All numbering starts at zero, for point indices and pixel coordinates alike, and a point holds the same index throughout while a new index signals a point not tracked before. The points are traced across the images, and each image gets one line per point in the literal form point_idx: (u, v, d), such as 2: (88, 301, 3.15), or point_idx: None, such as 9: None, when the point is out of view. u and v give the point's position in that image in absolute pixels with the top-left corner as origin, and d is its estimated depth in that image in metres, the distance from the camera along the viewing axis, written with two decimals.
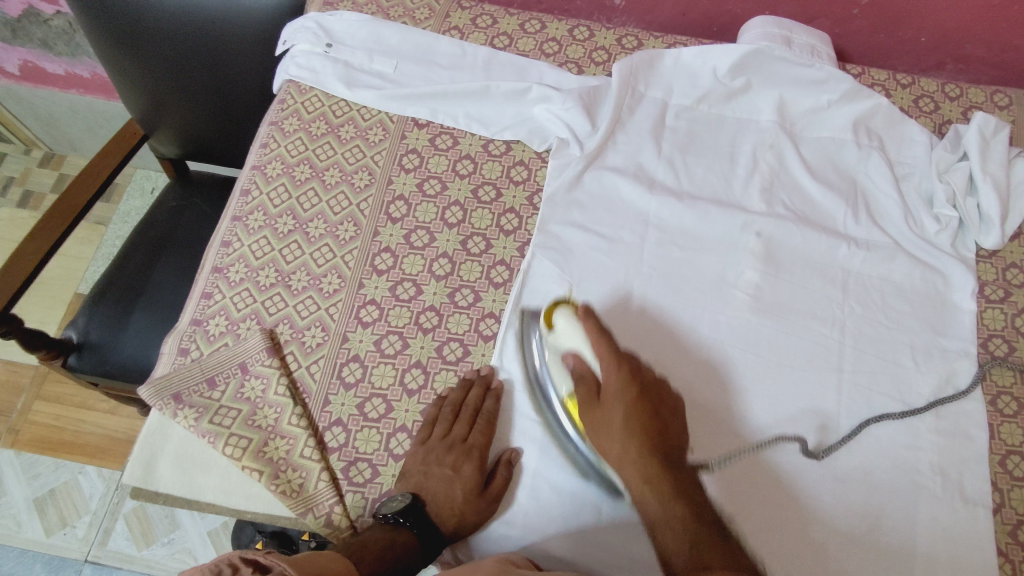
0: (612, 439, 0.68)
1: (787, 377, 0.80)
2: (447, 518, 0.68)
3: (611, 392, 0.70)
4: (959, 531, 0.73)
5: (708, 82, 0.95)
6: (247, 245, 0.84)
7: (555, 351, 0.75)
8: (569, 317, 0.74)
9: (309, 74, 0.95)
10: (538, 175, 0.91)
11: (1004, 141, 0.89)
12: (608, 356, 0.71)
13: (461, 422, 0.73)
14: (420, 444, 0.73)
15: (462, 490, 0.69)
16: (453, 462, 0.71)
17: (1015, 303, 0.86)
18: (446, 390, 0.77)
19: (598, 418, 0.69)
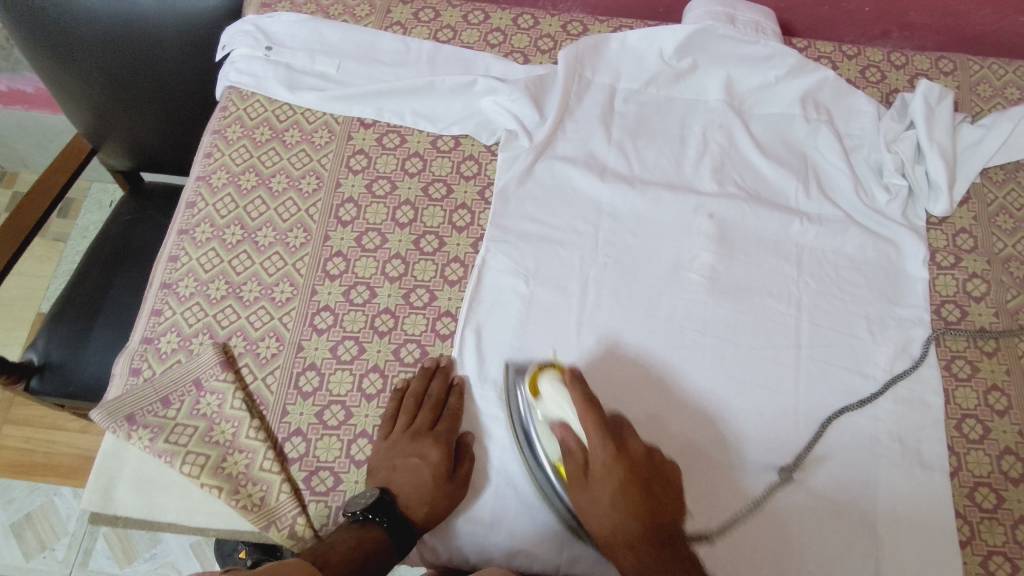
0: (599, 515, 0.66)
1: (749, 359, 0.80)
2: (417, 507, 0.68)
3: (598, 498, 0.66)
4: (918, 497, 0.75)
5: (655, 64, 0.94)
6: (195, 258, 0.83)
7: (543, 418, 0.71)
8: (556, 385, 0.69)
9: (250, 79, 0.93)
10: (489, 169, 0.90)
11: (949, 107, 0.90)
12: (598, 430, 0.66)
13: (425, 411, 0.73)
14: (383, 440, 0.73)
15: (429, 476, 0.69)
16: (419, 451, 0.71)
17: (967, 268, 0.86)
18: (405, 382, 0.77)
19: (587, 497, 0.67)
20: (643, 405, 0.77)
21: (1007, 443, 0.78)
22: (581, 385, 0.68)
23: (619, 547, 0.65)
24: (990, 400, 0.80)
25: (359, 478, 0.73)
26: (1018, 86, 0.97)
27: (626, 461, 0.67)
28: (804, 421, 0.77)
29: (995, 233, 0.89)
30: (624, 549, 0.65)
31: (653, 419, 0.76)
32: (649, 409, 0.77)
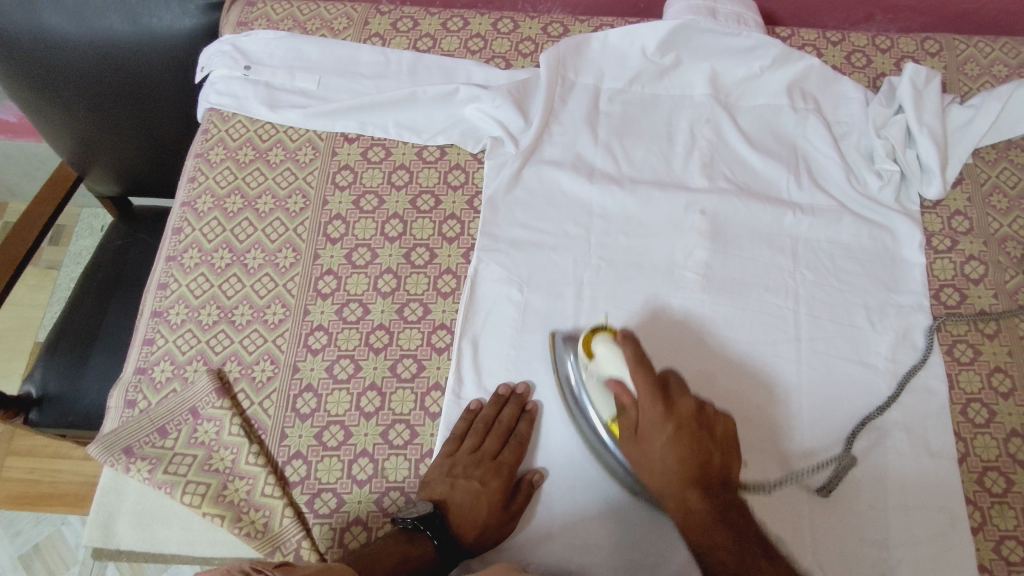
0: (654, 463, 0.68)
1: (759, 314, 0.81)
2: (469, 531, 0.69)
3: (650, 442, 0.68)
4: (927, 486, 0.74)
5: (638, 62, 0.94)
6: (185, 284, 0.82)
7: (596, 378, 0.72)
8: (610, 345, 0.70)
9: (231, 100, 0.92)
10: (476, 177, 0.89)
11: (937, 89, 0.89)
12: (651, 393, 0.68)
13: (494, 437, 0.73)
14: (447, 456, 0.72)
15: (487, 506, 0.69)
16: (482, 476, 0.71)
17: (964, 250, 0.86)
18: (476, 403, 0.76)
19: (642, 453, 0.68)
20: (687, 359, 0.79)
21: (1014, 425, 0.77)
22: (634, 345, 0.69)
23: (672, 507, 0.67)
24: (994, 383, 0.79)
25: (362, 498, 0.72)
26: (1006, 63, 0.96)
27: (678, 420, 0.67)
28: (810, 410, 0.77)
29: (990, 213, 0.88)
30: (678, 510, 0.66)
31: (696, 374, 0.78)
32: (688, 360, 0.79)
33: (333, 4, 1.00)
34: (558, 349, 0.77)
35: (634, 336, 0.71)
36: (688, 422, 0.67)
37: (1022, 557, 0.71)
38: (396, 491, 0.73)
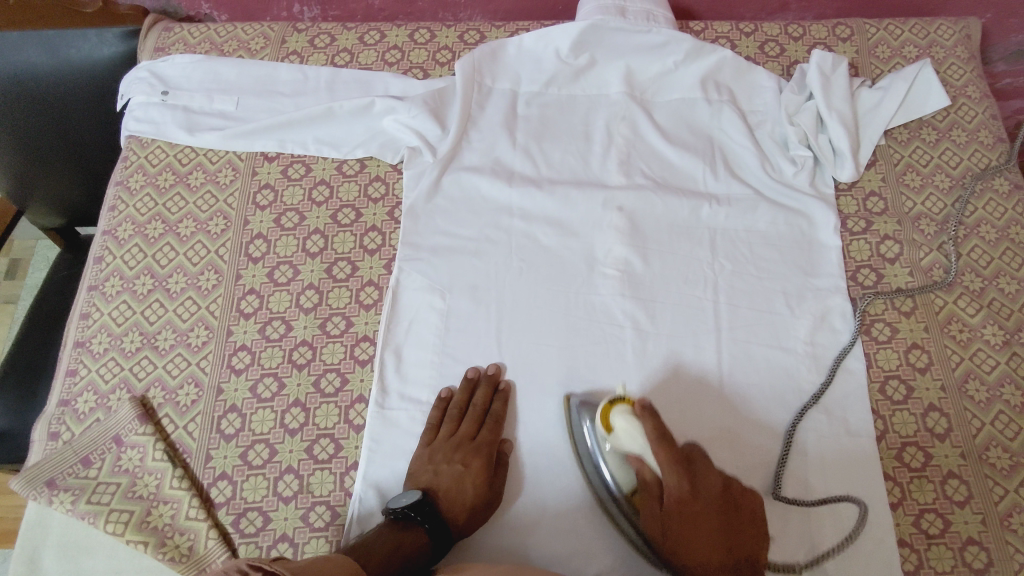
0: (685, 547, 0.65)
1: (682, 237, 0.86)
2: (459, 511, 0.70)
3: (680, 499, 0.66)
4: (849, 461, 0.75)
5: (553, 64, 0.94)
6: (107, 313, 0.82)
7: (615, 452, 0.71)
8: (630, 419, 0.68)
9: (149, 126, 0.92)
10: (396, 188, 0.89)
11: (844, 74, 0.91)
12: (673, 461, 0.66)
13: (469, 420, 0.75)
14: (426, 445, 0.74)
15: (473, 485, 0.71)
16: (463, 459, 0.72)
17: (878, 230, 0.87)
18: (447, 390, 0.77)
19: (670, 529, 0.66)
20: (705, 418, 0.77)
21: (931, 400, 0.78)
22: (654, 419, 0.67)
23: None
24: (911, 359, 0.80)
25: (288, 514, 0.72)
26: (915, 44, 0.98)
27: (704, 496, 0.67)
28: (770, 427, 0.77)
29: (903, 192, 0.89)
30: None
31: (708, 432, 0.76)
32: (695, 416, 0.77)
33: (250, 24, 1.00)
34: (572, 415, 0.75)
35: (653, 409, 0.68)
36: (715, 501, 0.67)
37: (940, 528, 0.72)
38: (321, 506, 0.73)
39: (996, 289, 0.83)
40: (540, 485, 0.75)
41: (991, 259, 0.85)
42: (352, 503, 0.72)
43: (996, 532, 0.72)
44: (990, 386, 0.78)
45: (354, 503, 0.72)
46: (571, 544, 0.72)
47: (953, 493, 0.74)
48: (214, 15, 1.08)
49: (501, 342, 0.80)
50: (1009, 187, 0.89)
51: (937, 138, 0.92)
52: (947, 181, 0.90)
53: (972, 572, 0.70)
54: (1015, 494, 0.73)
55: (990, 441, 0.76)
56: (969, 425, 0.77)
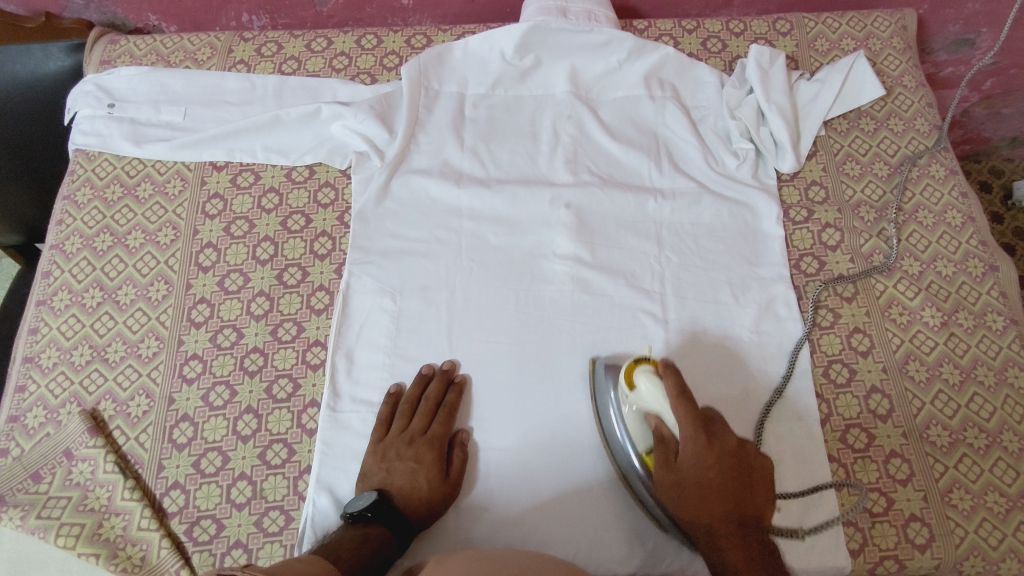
0: (687, 500, 0.65)
1: (626, 228, 0.87)
2: (417, 506, 0.70)
3: (688, 461, 0.65)
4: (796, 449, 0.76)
5: (498, 66, 0.96)
6: (55, 327, 0.82)
7: (632, 407, 0.70)
8: (652, 378, 0.67)
9: (96, 139, 0.92)
10: (346, 193, 0.90)
11: (781, 67, 0.93)
12: (691, 420, 0.65)
13: (421, 414, 0.75)
14: (379, 442, 0.74)
15: (426, 479, 0.72)
16: (415, 454, 0.73)
17: (820, 219, 0.89)
18: (395, 387, 0.78)
19: (674, 481, 0.66)
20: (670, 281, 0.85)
21: (873, 382, 0.80)
22: (675, 378, 0.66)
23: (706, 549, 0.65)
24: (854, 343, 0.82)
25: (241, 521, 0.72)
26: (853, 36, 1.01)
27: (717, 451, 0.65)
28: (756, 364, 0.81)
29: (844, 181, 0.91)
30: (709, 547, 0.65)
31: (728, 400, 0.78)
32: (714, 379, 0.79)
33: (196, 34, 1.01)
34: (597, 376, 0.76)
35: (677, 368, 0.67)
36: (727, 457, 0.66)
37: (884, 506, 0.74)
38: (275, 511, 0.73)
39: (933, 272, 0.86)
40: (491, 481, 0.75)
41: (929, 243, 0.87)
42: (305, 507, 0.72)
43: (937, 507, 0.74)
44: (930, 366, 0.80)
45: (309, 506, 0.72)
46: (518, 537, 0.73)
47: (895, 472, 0.75)
48: (163, 26, 1.08)
49: (452, 342, 0.81)
50: (945, 172, 0.91)
51: (875, 127, 0.94)
52: (885, 169, 0.92)
53: (915, 547, 0.72)
54: (955, 471, 0.75)
55: (931, 419, 0.78)
56: (910, 404, 0.79)
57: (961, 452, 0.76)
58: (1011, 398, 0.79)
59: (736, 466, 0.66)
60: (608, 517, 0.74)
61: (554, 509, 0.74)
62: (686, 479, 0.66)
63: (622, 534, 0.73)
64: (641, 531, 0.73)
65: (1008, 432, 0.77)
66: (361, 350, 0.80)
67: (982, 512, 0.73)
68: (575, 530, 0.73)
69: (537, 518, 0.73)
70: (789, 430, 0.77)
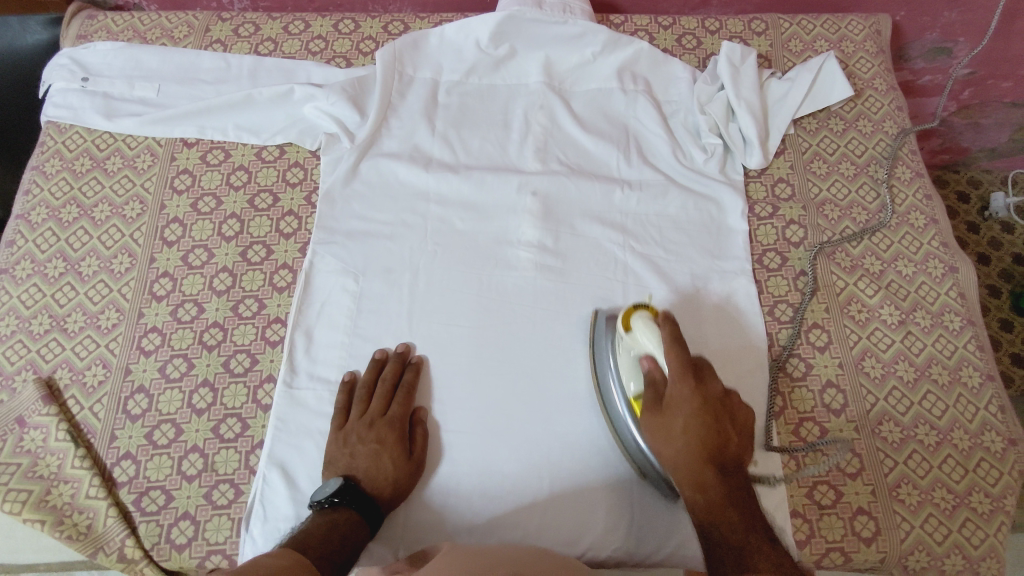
0: (669, 444, 0.65)
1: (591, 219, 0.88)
2: (384, 488, 0.70)
3: (674, 402, 0.66)
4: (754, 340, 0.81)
5: (472, 54, 0.96)
6: (16, 296, 0.82)
7: (629, 352, 0.72)
8: (647, 324, 0.70)
9: (67, 112, 0.92)
10: (315, 173, 0.90)
11: (752, 64, 0.94)
12: (681, 368, 0.66)
13: (378, 398, 0.75)
14: (339, 430, 0.74)
15: (390, 460, 0.71)
16: (377, 437, 0.73)
17: (784, 215, 0.90)
18: (349, 375, 0.78)
19: (659, 423, 0.67)
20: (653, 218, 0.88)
21: (829, 377, 0.80)
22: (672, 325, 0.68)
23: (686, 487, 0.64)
24: (812, 338, 0.83)
25: (191, 493, 0.73)
26: (827, 38, 1.02)
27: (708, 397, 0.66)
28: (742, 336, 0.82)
29: (810, 179, 0.92)
30: (693, 490, 0.64)
31: (721, 356, 0.80)
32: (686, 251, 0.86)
33: (175, 13, 1.01)
34: (597, 321, 0.80)
35: (672, 318, 0.69)
36: (713, 403, 0.66)
37: (832, 500, 0.74)
38: (225, 484, 0.73)
39: (894, 272, 0.86)
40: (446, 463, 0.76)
41: (891, 243, 0.88)
42: (257, 483, 0.72)
43: (884, 502, 0.74)
44: (886, 363, 0.81)
45: (259, 483, 0.72)
46: (470, 518, 0.74)
47: (846, 466, 0.76)
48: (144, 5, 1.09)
49: (412, 324, 0.81)
50: (910, 174, 0.92)
51: (843, 128, 0.95)
52: (852, 169, 0.93)
53: (861, 540, 0.72)
54: (905, 466, 0.76)
55: (883, 416, 0.78)
56: (863, 400, 0.79)
57: (911, 449, 0.76)
58: (963, 397, 0.79)
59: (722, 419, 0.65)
60: (561, 503, 0.74)
61: (508, 493, 0.74)
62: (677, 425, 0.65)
63: (572, 521, 0.73)
64: (592, 516, 0.74)
65: (958, 430, 0.77)
66: (321, 329, 0.80)
67: (928, 508, 0.74)
68: (527, 511, 0.74)
69: (487, 499, 0.74)
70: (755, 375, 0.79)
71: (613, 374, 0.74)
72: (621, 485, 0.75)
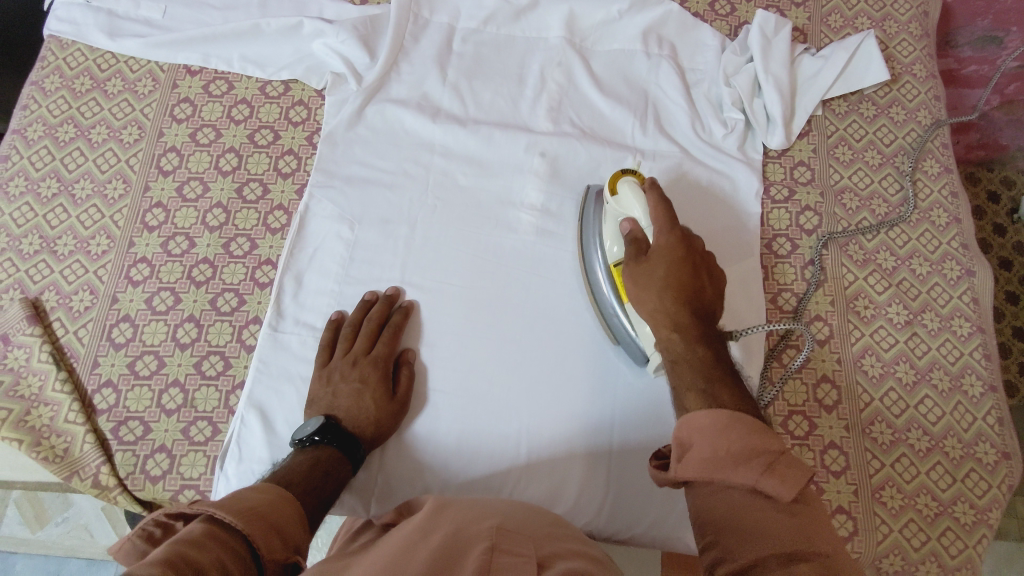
0: (651, 291, 0.63)
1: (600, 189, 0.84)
2: (365, 426, 0.70)
3: (659, 250, 0.64)
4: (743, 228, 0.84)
5: (493, 2, 0.92)
6: (7, 214, 0.81)
7: (615, 218, 0.72)
8: (634, 187, 0.70)
9: (70, 27, 0.89)
10: (318, 114, 0.88)
11: (786, 38, 0.89)
12: (666, 220, 0.66)
13: (363, 337, 0.74)
14: (323, 367, 0.73)
15: (372, 399, 0.71)
16: (360, 376, 0.72)
17: (800, 201, 0.86)
18: (338, 314, 0.76)
19: (641, 271, 0.64)
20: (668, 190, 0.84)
21: (825, 371, 0.78)
22: (658, 191, 0.68)
23: (663, 330, 0.62)
24: (813, 330, 0.80)
25: (169, 427, 0.72)
26: (869, 16, 0.96)
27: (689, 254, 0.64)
28: (739, 218, 0.84)
29: (833, 165, 0.88)
30: (668, 330, 0.61)
31: (717, 251, 0.82)
32: (695, 224, 0.82)
33: None
34: (586, 198, 0.81)
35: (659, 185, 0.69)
36: (695, 256, 0.64)
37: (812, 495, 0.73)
38: (203, 421, 0.73)
39: (907, 269, 0.83)
40: (432, 420, 0.75)
41: (908, 239, 0.84)
42: (234, 423, 0.72)
43: (865, 503, 0.73)
44: (886, 363, 0.79)
45: (237, 423, 0.72)
46: (446, 478, 0.73)
47: (831, 463, 0.74)
48: None
49: (405, 277, 0.80)
50: (938, 169, 0.88)
51: (875, 113, 0.91)
52: (878, 158, 0.88)
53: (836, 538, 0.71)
54: (891, 469, 0.74)
55: (876, 416, 0.76)
56: (858, 398, 0.77)
57: (900, 452, 0.75)
58: (961, 405, 0.77)
59: (700, 270, 0.64)
60: (540, 479, 0.73)
61: (487, 455, 0.74)
62: (657, 271, 0.63)
63: (545, 487, 0.73)
64: (566, 485, 0.73)
65: (952, 438, 0.75)
66: (311, 275, 0.79)
67: (910, 513, 0.72)
68: (502, 474, 0.73)
69: (463, 460, 0.73)
70: (741, 260, 0.81)
71: (597, 244, 0.75)
72: (600, 457, 0.74)
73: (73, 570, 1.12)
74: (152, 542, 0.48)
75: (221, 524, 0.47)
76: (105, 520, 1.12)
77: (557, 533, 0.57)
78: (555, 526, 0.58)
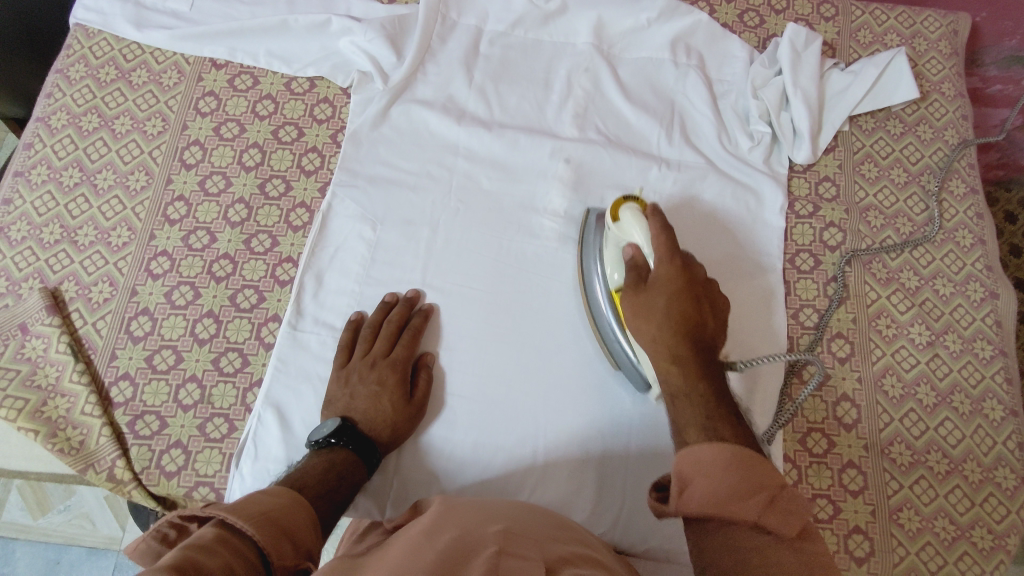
0: (652, 323, 0.62)
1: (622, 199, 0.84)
2: (381, 429, 0.69)
3: (661, 281, 0.64)
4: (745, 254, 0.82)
5: (522, 5, 0.91)
6: (29, 201, 0.81)
7: (616, 244, 0.71)
8: (635, 213, 0.69)
9: (97, 16, 0.89)
10: (343, 111, 0.87)
11: (815, 52, 0.89)
12: (667, 248, 0.65)
13: (382, 339, 0.74)
14: (341, 368, 0.72)
15: (389, 402, 0.70)
16: (378, 378, 0.71)
17: (824, 217, 0.85)
18: (357, 315, 0.76)
19: (640, 300, 0.64)
20: (689, 204, 0.84)
21: (845, 390, 0.78)
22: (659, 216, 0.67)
23: (663, 365, 0.61)
24: (833, 348, 0.80)
25: (185, 423, 0.72)
26: (899, 32, 0.95)
27: (691, 278, 0.64)
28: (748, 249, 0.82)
29: (858, 181, 0.87)
30: (669, 364, 0.60)
31: (738, 261, 0.82)
32: (716, 238, 0.82)
33: None
34: (587, 222, 0.80)
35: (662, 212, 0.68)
36: (697, 286, 0.64)
37: (829, 515, 0.73)
38: (219, 418, 0.73)
39: (930, 289, 0.82)
40: (449, 425, 0.74)
41: (932, 259, 0.84)
42: (250, 421, 0.71)
43: (883, 524, 0.72)
44: (907, 384, 0.78)
45: (253, 421, 0.71)
46: (460, 483, 0.72)
47: (848, 482, 0.74)
48: None
49: (426, 280, 0.79)
50: (964, 189, 0.87)
51: (902, 131, 0.90)
52: (903, 176, 0.88)
53: (852, 559, 0.71)
54: (909, 491, 0.73)
55: (895, 437, 0.76)
56: (877, 418, 0.76)
57: (919, 474, 0.74)
58: (982, 428, 0.76)
59: (703, 297, 0.63)
60: (553, 486, 0.72)
61: (500, 460, 0.73)
62: (657, 303, 0.63)
63: (558, 495, 0.72)
64: (581, 493, 0.72)
65: (972, 462, 0.75)
66: (331, 274, 0.78)
67: (927, 536, 0.72)
68: (515, 480, 0.72)
69: (478, 466, 0.73)
70: (750, 289, 0.80)
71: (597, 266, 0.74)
72: (616, 469, 0.73)
73: (72, 559, 1.11)
74: (167, 543, 0.48)
75: (232, 528, 0.46)
76: (108, 513, 1.12)
77: (562, 537, 0.56)
78: (556, 528, 0.57)
